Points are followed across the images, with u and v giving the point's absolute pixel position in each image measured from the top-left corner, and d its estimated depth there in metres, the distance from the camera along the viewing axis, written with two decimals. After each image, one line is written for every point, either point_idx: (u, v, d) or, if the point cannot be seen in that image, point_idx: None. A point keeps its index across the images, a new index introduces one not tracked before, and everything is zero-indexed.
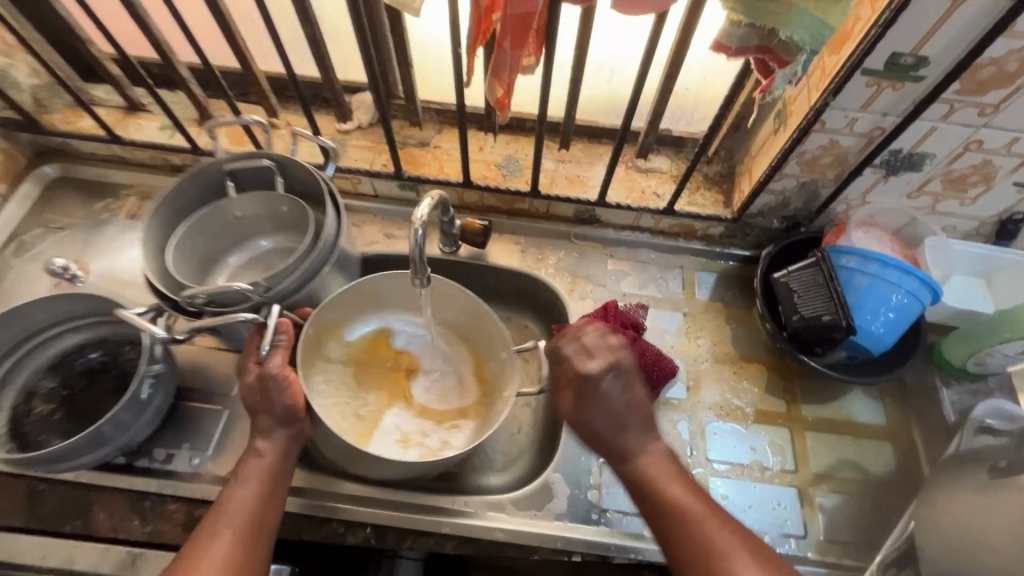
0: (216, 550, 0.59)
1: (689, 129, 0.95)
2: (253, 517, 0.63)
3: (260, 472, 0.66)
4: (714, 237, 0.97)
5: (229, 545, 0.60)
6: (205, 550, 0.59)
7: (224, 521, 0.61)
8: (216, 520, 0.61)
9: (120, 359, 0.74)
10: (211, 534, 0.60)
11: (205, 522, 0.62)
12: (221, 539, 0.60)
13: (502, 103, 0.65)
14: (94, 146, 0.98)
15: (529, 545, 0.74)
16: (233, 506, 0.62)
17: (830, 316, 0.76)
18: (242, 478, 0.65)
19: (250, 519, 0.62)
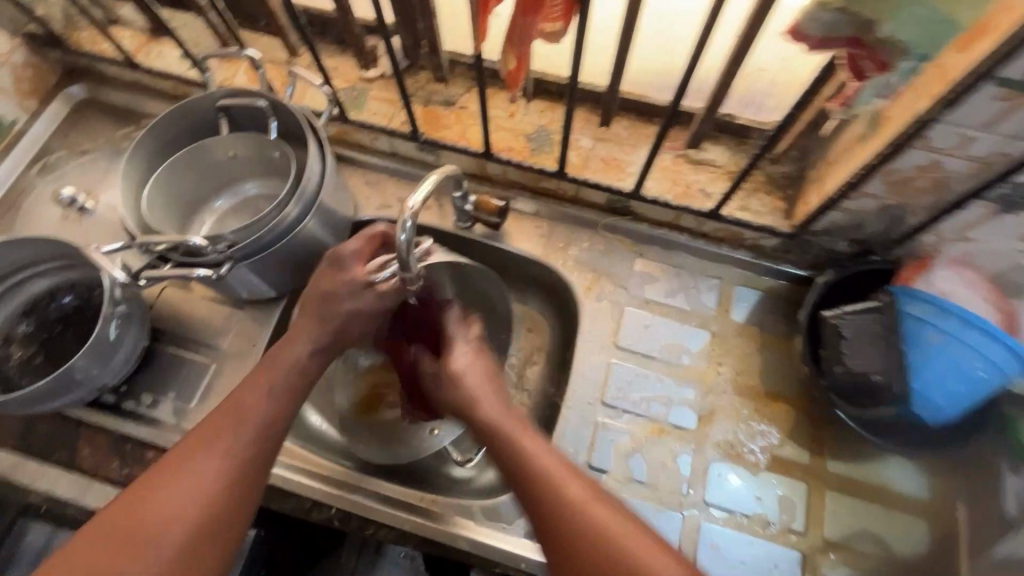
0: (215, 453, 0.56)
1: (757, 118, 0.79)
2: (260, 429, 0.59)
3: (294, 384, 0.64)
4: (764, 249, 0.84)
5: (231, 451, 0.57)
6: (206, 449, 0.56)
7: (234, 424, 0.58)
8: (228, 424, 0.58)
9: (88, 302, 0.79)
10: (217, 433, 0.57)
11: (212, 423, 0.59)
12: (226, 442, 0.57)
13: (514, 79, 0.56)
14: (119, 71, 0.95)
15: (492, 559, 0.70)
16: (247, 414, 0.59)
17: (881, 376, 0.65)
18: (259, 386, 0.62)
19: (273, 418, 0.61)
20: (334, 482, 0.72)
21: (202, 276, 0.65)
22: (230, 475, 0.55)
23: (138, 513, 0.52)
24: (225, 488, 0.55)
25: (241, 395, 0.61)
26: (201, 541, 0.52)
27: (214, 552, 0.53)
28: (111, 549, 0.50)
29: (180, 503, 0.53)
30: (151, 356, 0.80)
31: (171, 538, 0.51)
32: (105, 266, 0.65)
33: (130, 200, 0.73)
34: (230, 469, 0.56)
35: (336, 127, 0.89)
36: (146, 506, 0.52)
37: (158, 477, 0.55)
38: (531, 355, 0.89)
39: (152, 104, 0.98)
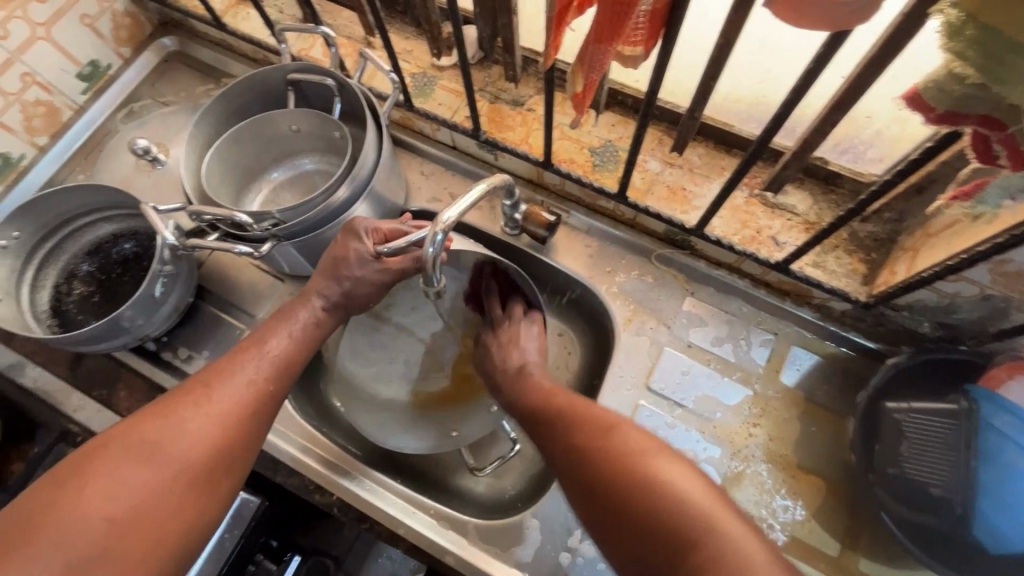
0: (234, 382, 0.59)
1: (853, 167, 0.71)
2: (276, 368, 0.62)
3: (306, 335, 0.66)
4: (832, 311, 0.75)
5: (250, 382, 0.60)
6: (225, 378, 0.59)
7: (252, 358, 0.61)
8: (243, 359, 0.61)
9: (145, 252, 0.83)
10: (236, 365, 0.60)
11: (230, 357, 0.61)
12: (243, 374, 0.60)
13: (581, 100, 0.51)
14: (208, 28, 0.98)
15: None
16: (261, 353, 0.62)
17: (940, 490, 0.59)
18: (278, 331, 0.64)
19: (277, 364, 0.62)
20: (335, 470, 0.74)
21: (241, 252, 0.67)
22: (244, 405, 0.58)
23: (158, 424, 0.54)
24: (237, 416, 0.57)
25: (258, 337, 0.64)
26: (209, 460, 0.54)
27: (220, 471, 0.55)
28: (131, 448, 0.52)
29: (199, 420, 0.55)
30: (194, 313, 0.83)
31: (184, 452, 0.53)
32: (158, 227, 0.67)
33: (193, 164, 0.74)
34: (243, 400, 0.58)
35: (400, 112, 0.88)
36: (162, 420, 0.54)
37: (175, 398, 0.57)
38: (556, 377, 0.85)
39: (234, 64, 1.00)
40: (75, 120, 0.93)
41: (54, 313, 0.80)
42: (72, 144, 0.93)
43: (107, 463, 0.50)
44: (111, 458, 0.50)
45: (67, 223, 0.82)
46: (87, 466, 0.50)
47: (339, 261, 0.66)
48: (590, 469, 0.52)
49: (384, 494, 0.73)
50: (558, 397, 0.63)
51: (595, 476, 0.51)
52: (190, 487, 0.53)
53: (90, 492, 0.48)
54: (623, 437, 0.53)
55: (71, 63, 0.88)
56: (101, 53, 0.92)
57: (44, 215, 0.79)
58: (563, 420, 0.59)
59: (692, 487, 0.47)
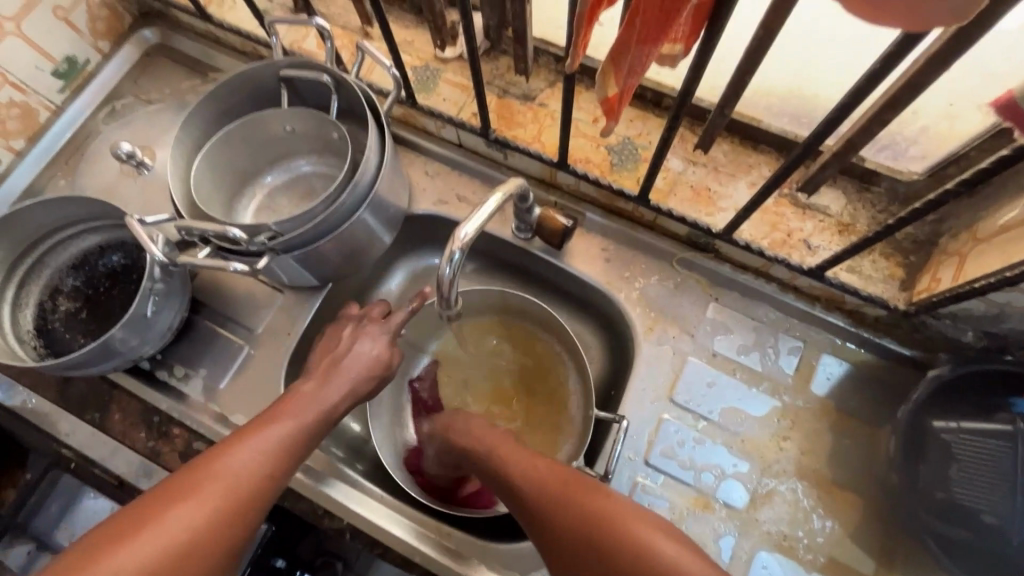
0: (258, 449, 0.56)
1: (892, 164, 0.66)
2: (303, 431, 0.60)
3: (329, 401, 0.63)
4: (866, 318, 0.72)
5: (270, 456, 0.57)
6: (240, 446, 0.56)
7: (277, 426, 0.59)
8: (268, 425, 0.58)
9: (135, 265, 0.78)
10: (256, 432, 0.57)
11: (251, 423, 0.58)
12: (264, 439, 0.57)
13: (613, 105, 0.46)
14: (192, 18, 0.91)
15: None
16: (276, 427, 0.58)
17: (993, 518, 0.57)
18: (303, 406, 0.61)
19: (297, 436, 0.59)
20: (338, 489, 0.70)
21: (237, 269, 0.62)
22: (263, 475, 0.55)
23: (166, 504, 0.51)
24: (254, 486, 0.55)
25: (299, 390, 0.63)
26: (216, 534, 0.51)
27: (225, 548, 0.52)
28: (138, 528, 0.49)
29: (207, 501, 0.52)
30: (189, 328, 0.79)
31: (189, 529, 0.50)
32: (145, 243, 0.62)
33: (181, 171, 0.69)
34: (261, 473, 0.55)
35: (402, 109, 0.82)
36: (177, 497, 0.51)
37: (187, 469, 0.54)
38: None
39: (221, 57, 0.93)
40: (53, 122, 0.87)
41: (39, 332, 0.75)
42: (51, 148, 0.87)
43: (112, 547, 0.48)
44: (119, 545, 0.48)
45: (49, 235, 0.77)
46: (90, 557, 0.47)
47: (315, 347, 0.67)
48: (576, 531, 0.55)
49: (389, 514, 0.69)
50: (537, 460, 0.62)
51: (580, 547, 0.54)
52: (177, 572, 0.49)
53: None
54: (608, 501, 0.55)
55: (45, 60, 0.81)
56: (78, 48, 0.85)
57: (23, 227, 0.74)
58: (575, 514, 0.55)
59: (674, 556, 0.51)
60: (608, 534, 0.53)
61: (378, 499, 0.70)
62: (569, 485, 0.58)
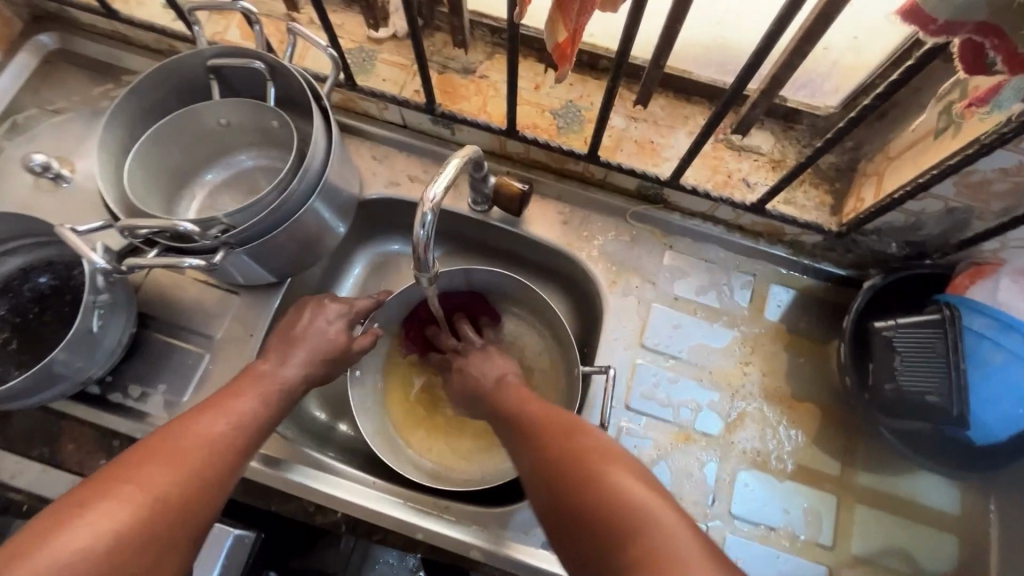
0: (215, 422, 0.56)
1: (809, 101, 0.72)
2: (267, 407, 0.61)
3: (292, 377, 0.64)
4: (804, 245, 0.78)
5: (234, 425, 0.57)
6: (204, 416, 0.56)
7: (230, 403, 0.58)
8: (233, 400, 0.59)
9: (71, 284, 0.73)
10: (221, 406, 0.57)
11: (214, 399, 0.59)
12: (230, 413, 0.57)
13: (564, 54, 0.47)
14: (95, 18, 0.84)
15: (468, 555, 0.68)
16: (244, 403, 0.59)
17: (937, 398, 0.59)
18: (252, 390, 0.61)
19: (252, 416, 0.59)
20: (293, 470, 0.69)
21: (193, 264, 0.59)
22: (227, 440, 0.55)
23: (139, 469, 0.49)
24: (221, 451, 0.54)
25: (258, 369, 0.64)
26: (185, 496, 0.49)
27: (201, 505, 0.50)
28: (108, 487, 0.47)
29: (176, 465, 0.50)
30: (139, 344, 0.74)
31: (166, 485, 0.49)
32: (83, 250, 0.58)
33: (111, 174, 0.65)
34: (229, 439, 0.55)
35: (341, 93, 0.80)
36: (149, 460, 0.50)
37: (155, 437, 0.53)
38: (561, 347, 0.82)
39: (133, 58, 0.87)
40: None
41: None
42: None
43: (80, 508, 0.45)
44: (92, 501, 0.45)
45: None
46: (57, 520, 0.44)
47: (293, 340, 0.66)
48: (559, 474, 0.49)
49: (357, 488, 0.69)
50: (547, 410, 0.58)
51: (564, 504, 0.47)
52: (153, 527, 0.46)
53: (52, 551, 0.41)
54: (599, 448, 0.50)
55: None
56: None
57: None
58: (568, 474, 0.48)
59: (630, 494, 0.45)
60: (588, 476, 0.47)
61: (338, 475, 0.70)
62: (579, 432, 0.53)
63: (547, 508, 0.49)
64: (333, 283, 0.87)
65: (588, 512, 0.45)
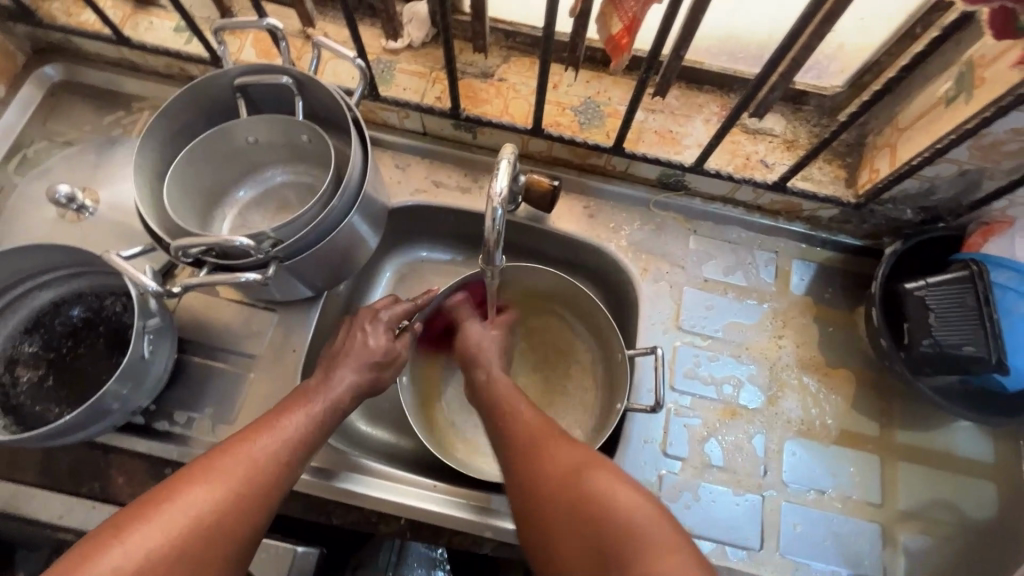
0: (263, 441, 0.56)
1: (818, 83, 0.76)
2: (318, 421, 0.60)
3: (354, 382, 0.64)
4: (821, 220, 0.82)
5: (283, 441, 0.57)
6: (256, 434, 0.56)
7: (288, 414, 0.59)
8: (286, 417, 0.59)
9: (104, 315, 0.71)
10: (273, 423, 0.58)
11: (270, 415, 0.59)
12: (279, 431, 0.57)
13: (620, 44, 0.51)
14: (101, 46, 0.83)
15: (512, 543, 0.68)
16: (296, 421, 0.59)
17: (973, 348, 0.61)
18: (308, 406, 0.60)
19: (301, 436, 0.58)
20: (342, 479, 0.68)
21: (248, 280, 0.59)
22: (275, 458, 0.55)
23: (183, 487, 0.50)
24: (271, 470, 0.55)
25: (308, 385, 0.63)
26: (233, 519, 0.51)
27: (240, 526, 0.51)
28: (153, 508, 0.48)
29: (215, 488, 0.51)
30: (180, 370, 0.73)
31: (206, 508, 0.50)
32: (134, 275, 0.57)
33: (149, 198, 0.64)
34: (278, 460, 0.55)
35: (363, 105, 0.81)
36: (200, 479, 0.51)
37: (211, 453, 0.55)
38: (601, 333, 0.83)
39: (141, 84, 0.86)
40: None
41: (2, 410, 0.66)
42: None
43: (125, 530, 0.47)
44: (134, 522, 0.47)
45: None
46: (105, 539, 0.46)
47: (346, 351, 0.66)
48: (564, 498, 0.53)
49: (403, 489, 0.68)
50: (545, 428, 0.60)
51: (562, 511, 0.52)
52: (188, 551, 0.48)
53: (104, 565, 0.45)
54: (574, 459, 0.56)
55: None
56: None
57: None
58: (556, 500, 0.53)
59: (639, 512, 0.50)
60: (582, 492, 0.52)
61: (383, 476, 0.69)
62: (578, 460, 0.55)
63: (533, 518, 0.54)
64: (363, 294, 0.87)
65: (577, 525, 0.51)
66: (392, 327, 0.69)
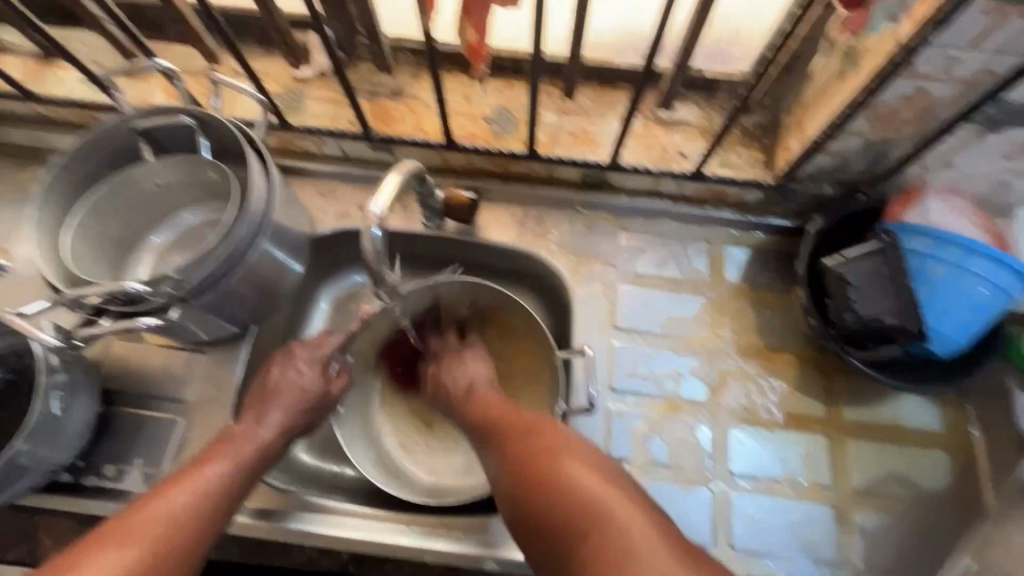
0: (182, 496, 0.53)
1: (724, 69, 0.76)
2: (241, 470, 0.58)
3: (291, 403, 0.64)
4: (748, 204, 0.81)
5: (203, 493, 0.54)
6: (174, 487, 0.54)
7: (211, 464, 0.57)
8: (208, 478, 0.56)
9: (25, 374, 0.70)
10: (191, 475, 0.55)
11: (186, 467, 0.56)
12: (198, 483, 0.55)
13: (477, 51, 0.50)
14: (11, 104, 0.83)
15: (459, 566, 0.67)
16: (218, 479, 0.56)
17: (895, 318, 0.61)
18: (228, 454, 0.59)
19: (223, 488, 0.56)
20: (279, 515, 0.67)
21: (150, 324, 0.58)
22: (196, 511, 0.53)
23: (96, 551, 0.47)
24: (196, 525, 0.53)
25: (232, 432, 0.61)
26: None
27: None
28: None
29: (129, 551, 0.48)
30: (107, 423, 0.71)
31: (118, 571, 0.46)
32: (33, 330, 0.57)
33: (52, 251, 0.64)
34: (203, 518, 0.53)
35: (277, 136, 0.81)
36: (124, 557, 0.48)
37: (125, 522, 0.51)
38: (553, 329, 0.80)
39: (56, 137, 0.86)
40: None
41: None
42: None
43: None
44: None
45: None
46: None
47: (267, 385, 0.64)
48: (518, 469, 0.52)
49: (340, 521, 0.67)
50: (519, 415, 0.58)
51: (537, 500, 0.49)
52: None
53: None
54: (553, 442, 0.53)
55: None
56: None
57: None
58: (536, 486, 0.50)
59: (617, 505, 0.46)
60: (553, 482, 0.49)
61: (320, 510, 0.68)
62: (532, 428, 0.55)
63: (511, 500, 0.52)
64: (300, 326, 0.86)
65: (558, 514, 0.48)
66: (319, 359, 0.68)
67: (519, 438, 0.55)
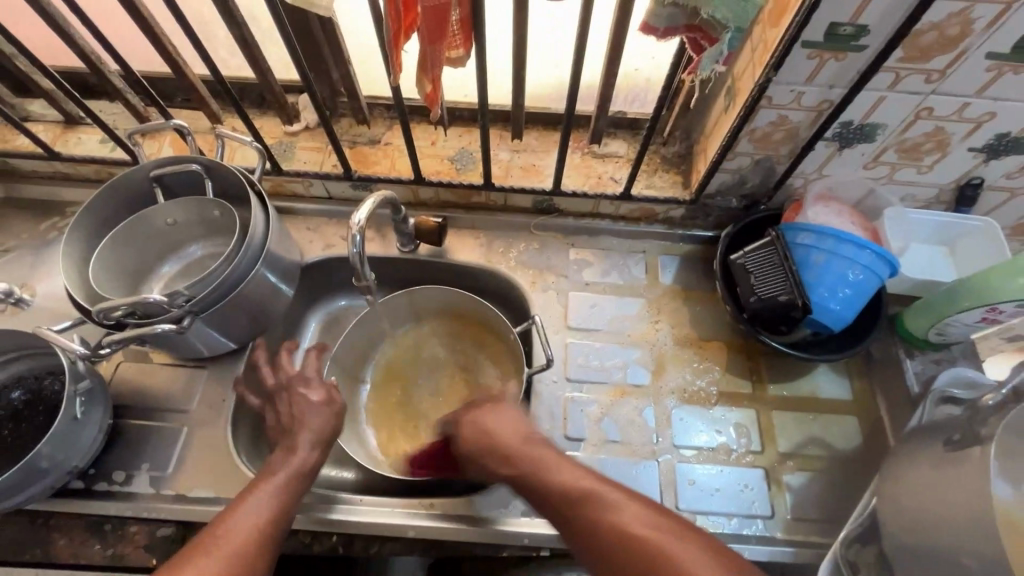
0: (246, 515, 0.60)
1: (643, 110, 0.93)
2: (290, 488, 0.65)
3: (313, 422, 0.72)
4: (675, 219, 0.96)
5: (264, 511, 0.61)
6: (238, 508, 0.61)
7: (265, 486, 0.64)
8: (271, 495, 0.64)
9: (44, 393, 0.78)
10: (246, 498, 0.62)
11: (235, 500, 0.62)
12: (256, 505, 0.62)
13: (433, 98, 0.63)
14: (34, 164, 0.95)
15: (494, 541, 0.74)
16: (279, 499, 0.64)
17: (787, 296, 0.75)
18: (276, 475, 0.66)
19: (278, 506, 0.63)
20: None
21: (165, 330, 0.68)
22: (261, 526, 0.60)
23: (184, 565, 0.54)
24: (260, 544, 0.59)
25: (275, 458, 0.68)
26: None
27: None
28: None
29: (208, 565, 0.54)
30: (117, 434, 0.79)
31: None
32: (63, 341, 0.67)
33: (77, 278, 0.75)
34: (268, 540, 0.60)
35: (271, 180, 0.94)
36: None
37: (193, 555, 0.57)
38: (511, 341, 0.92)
39: (73, 191, 0.98)
40: None
41: None
42: None
43: None
44: None
45: None
46: None
47: None
48: (580, 532, 0.58)
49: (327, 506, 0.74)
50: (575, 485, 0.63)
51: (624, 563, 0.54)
52: None
53: None
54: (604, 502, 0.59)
55: None
56: None
57: None
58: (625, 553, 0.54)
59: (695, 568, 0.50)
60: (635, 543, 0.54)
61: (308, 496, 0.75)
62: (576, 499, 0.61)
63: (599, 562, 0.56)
64: (291, 346, 0.96)
65: None
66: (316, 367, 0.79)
67: (569, 509, 0.61)
